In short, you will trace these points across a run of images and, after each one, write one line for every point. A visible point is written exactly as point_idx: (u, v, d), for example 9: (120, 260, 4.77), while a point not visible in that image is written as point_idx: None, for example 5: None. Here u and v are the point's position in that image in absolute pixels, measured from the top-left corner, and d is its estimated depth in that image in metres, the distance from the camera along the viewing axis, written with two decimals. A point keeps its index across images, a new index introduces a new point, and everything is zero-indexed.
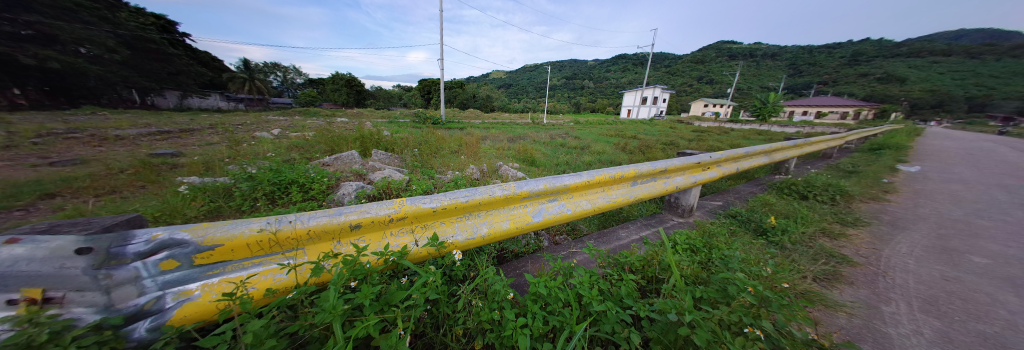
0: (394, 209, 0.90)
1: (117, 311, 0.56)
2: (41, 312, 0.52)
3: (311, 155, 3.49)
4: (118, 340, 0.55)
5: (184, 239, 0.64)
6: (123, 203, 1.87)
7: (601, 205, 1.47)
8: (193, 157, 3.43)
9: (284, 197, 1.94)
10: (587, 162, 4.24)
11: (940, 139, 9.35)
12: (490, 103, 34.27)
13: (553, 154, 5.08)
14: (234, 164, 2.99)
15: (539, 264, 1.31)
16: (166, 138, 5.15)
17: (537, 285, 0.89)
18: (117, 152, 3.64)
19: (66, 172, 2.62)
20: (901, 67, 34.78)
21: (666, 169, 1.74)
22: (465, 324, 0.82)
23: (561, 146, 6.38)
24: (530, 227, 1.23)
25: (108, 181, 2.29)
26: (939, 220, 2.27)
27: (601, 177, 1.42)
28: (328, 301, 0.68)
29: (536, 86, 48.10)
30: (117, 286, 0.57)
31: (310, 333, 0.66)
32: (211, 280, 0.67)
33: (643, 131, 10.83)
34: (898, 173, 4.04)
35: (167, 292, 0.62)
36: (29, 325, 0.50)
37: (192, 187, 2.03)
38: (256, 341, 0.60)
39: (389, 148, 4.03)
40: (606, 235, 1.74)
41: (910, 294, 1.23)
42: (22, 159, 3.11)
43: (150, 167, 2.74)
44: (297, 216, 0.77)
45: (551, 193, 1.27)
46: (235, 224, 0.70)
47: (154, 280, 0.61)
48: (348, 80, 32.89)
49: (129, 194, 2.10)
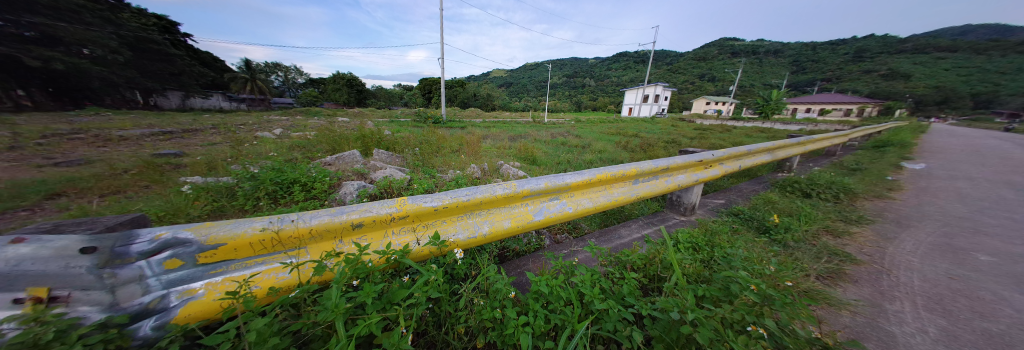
0: (396, 208, 0.90)
1: (123, 310, 0.57)
2: (48, 311, 0.54)
3: (312, 154, 3.50)
4: (123, 338, 0.56)
5: (188, 238, 0.64)
6: (127, 203, 1.88)
7: (602, 203, 1.47)
8: (196, 156, 3.46)
9: (287, 196, 1.96)
10: (588, 160, 4.23)
11: (947, 137, 9.20)
12: (491, 102, 34.29)
13: (554, 153, 5.06)
14: (237, 163, 3.01)
15: (540, 263, 1.31)
16: (170, 139, 5.19)
17: (538, 283, 0.89)
18: (122, 152, 3.69)
19: (72, 172, 2.65)
20: (906, 63, 34.40)
21: (667, 167, 1.73)
22: (467, 322, 0.82)
23: (562, 145, 6.36)
24: (531, 225, 1.23)
25: (113, 181, 2.31)
26: (944, 218, 2.24)
27: (603, 176, 1.42)
28: (331, 300, 0.68)
29: (536, 85, 47.92)
30: (121, 285, 0.57)
31: (313, 332, 0.66)
32: (214, 278, 0.67)
33: (645, 129, 10.81)
34: (902, 170, 4.00)
35: (171, 291, 0.62)
36: (36, 324, 0.51)
37: (196, 187, 2.04)
38: (260, 339, 0.61)
39: (390, 147, 4.04)
40: (608, 234, 1.74)
41: (914, 292, 1.22)
42: (28, 160, 3.15)
43: (154, 167, 2.76)
44: (298, 215, 0.77)
45: (552, 191, 1.27)
46: (239, 223, 0.70)
47: (159, 279, 0.61)
48: (349, 79, 32.93)
49: (134, 194, 2.11)
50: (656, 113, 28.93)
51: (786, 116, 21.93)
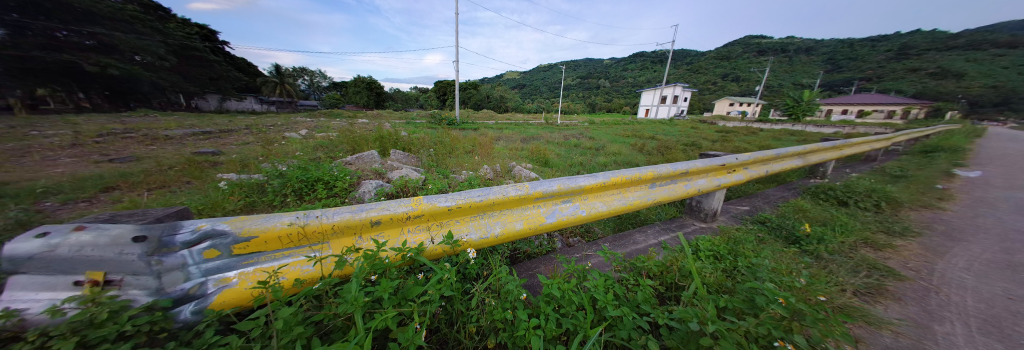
0: (412, 207, 0.93)
1: (168, 295, 0.63)
2: (104, 293, 0.60)
3: (334, 154, 3.67)
4: (168, 320, 0.62)
5: (226, 230, 0.69)
6: (171, 197, 2.05)
7: (617, 207, 1.44)
8: (231, 155, 3.72)
9: (311, 193, 2.06)
10: (602, 163, 4.16)
11: (1010, 142, 8.24)
12: (503, 104, 34.51)
13: (566, 155, 5.01)
14: (267, 162, 3.21)
15: (552, 266, 1.30)
16: (208, 138, 5.61)
17: (550, 286, 0.88)
18: (166, 150, 4.03)
19: (124, 167, 2.92)
20: (960, 60, 31.19)
21: (687, 171, 1.66)
22: (479, 322, 0.83)
23: (575, 147, 6.29)
24: (543, 227, 1.22)
25: (160, 176, 2.53)
26: (1005, 232, 2.01)
27: (618, 179, 1.39)
28: (351, 293, 0.71)
29: (550, 86, 47.68)
30: (166, 271, 0.63)
31: (334, 322, 0.69)
32: (247, 268, 0.72)
33: (663, 131, 10.48)
34: (955, 178, 3.63)
35: (209, 279, 0.67)
36: (94, 305, 0.57)
37: (233, 183, 2.20)
38: (287, 327, 0.64)
39: (406, 148, 4.16)
40: (622, 238, 1.70)
41: (966, 314, 1.10)
42: (88, 156, 3.50)
43: (194, 164, 2.99)
44: (323, 211, 0.82)
45: (566, 194, 1.26)
46: (270, 217, 0.75)
47: (199, 267, 0.66)
48: (369, 82, 34.26)
49: (177, 189, 2.31)
50: (674, 114, 27.94)
51: (818, 117, 20.47)
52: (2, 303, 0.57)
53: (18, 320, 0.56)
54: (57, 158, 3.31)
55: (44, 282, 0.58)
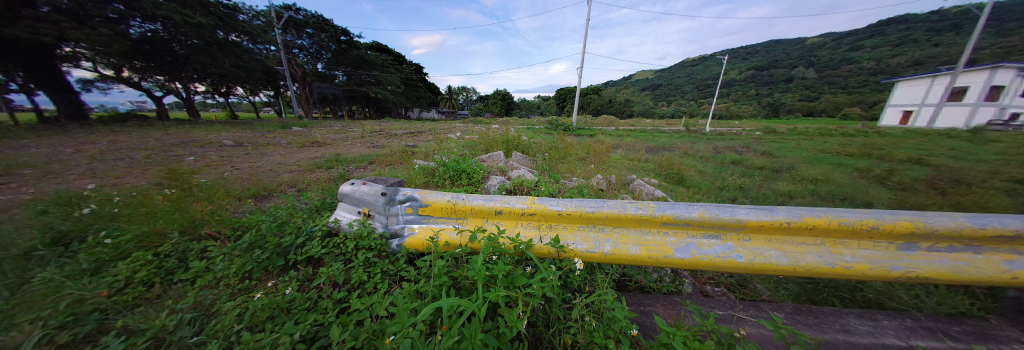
0: (528, 205, 1.06)
1: (390, 229, 1.06)
2: (368, 221, 1.09)
3: (475, 152, 4.62)
4: (388, 246, 1.03)
5: (413, 196, 1.08)
6: (392, 172, 3.27)
7: (807, 264, 0.97)
8: (418, 147, 5.50)
9: (460, 181, 2.68)
10: (780, 191, 2.93)
11: None
12: (628, 108, 31.17)
13: (714, 174, 3.89)
14: (435, 154, 4.46)
15: (674, 313, 1.06)
16: (410, 136, 8.53)
17: (669, 334, 0.72)
18: (391, 142, 6.49)
19: (375, 151, 4.98)
20: None
21: (995, 231, 0.89)
22: (577, 336, 0.80)
23: (731, 164, 4.76)
24: (669, 261, 1.01)
25: (388, 159, 4.11)
26: None
27: (823, 221, 0.95)
28: (477, 264, 0.88)
29: (697, 85, 38.49)
30: (391, 215, 1.08)
31: (464, 283, 0.88)
32: (423, 224, 1.09)
33: (937, 148, 5.97)
34: None
35: (406, 226, 1.08)
36: (364, 224, 1.05)
37: (421, 167, 3.22)
38: (437, 273, 0.86)
39: (526, 151, 4.64)
40: (814, 316, 1.13)
41: None
42: (364, 143, 6.23)
43: (404, 152, 4.63)
44: (465, 196, 1.10)
45: (709, 226, 1.01)
46: (437, 193, 1.10)
47: (403, 217, 1.09)
48: (506, 94, 40.36)
49: (394, 167, 3.66)
50: None
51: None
52: (337, 215, 1.16)
53: (337, 225, 1.11)
54: (354, 143, 6.15)
55: (348, 207, 1.16)
